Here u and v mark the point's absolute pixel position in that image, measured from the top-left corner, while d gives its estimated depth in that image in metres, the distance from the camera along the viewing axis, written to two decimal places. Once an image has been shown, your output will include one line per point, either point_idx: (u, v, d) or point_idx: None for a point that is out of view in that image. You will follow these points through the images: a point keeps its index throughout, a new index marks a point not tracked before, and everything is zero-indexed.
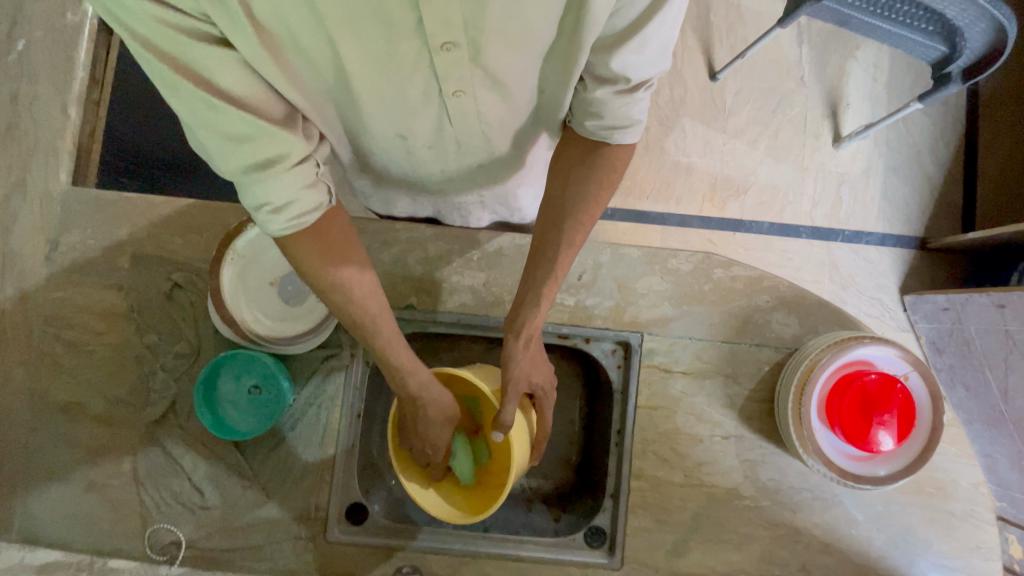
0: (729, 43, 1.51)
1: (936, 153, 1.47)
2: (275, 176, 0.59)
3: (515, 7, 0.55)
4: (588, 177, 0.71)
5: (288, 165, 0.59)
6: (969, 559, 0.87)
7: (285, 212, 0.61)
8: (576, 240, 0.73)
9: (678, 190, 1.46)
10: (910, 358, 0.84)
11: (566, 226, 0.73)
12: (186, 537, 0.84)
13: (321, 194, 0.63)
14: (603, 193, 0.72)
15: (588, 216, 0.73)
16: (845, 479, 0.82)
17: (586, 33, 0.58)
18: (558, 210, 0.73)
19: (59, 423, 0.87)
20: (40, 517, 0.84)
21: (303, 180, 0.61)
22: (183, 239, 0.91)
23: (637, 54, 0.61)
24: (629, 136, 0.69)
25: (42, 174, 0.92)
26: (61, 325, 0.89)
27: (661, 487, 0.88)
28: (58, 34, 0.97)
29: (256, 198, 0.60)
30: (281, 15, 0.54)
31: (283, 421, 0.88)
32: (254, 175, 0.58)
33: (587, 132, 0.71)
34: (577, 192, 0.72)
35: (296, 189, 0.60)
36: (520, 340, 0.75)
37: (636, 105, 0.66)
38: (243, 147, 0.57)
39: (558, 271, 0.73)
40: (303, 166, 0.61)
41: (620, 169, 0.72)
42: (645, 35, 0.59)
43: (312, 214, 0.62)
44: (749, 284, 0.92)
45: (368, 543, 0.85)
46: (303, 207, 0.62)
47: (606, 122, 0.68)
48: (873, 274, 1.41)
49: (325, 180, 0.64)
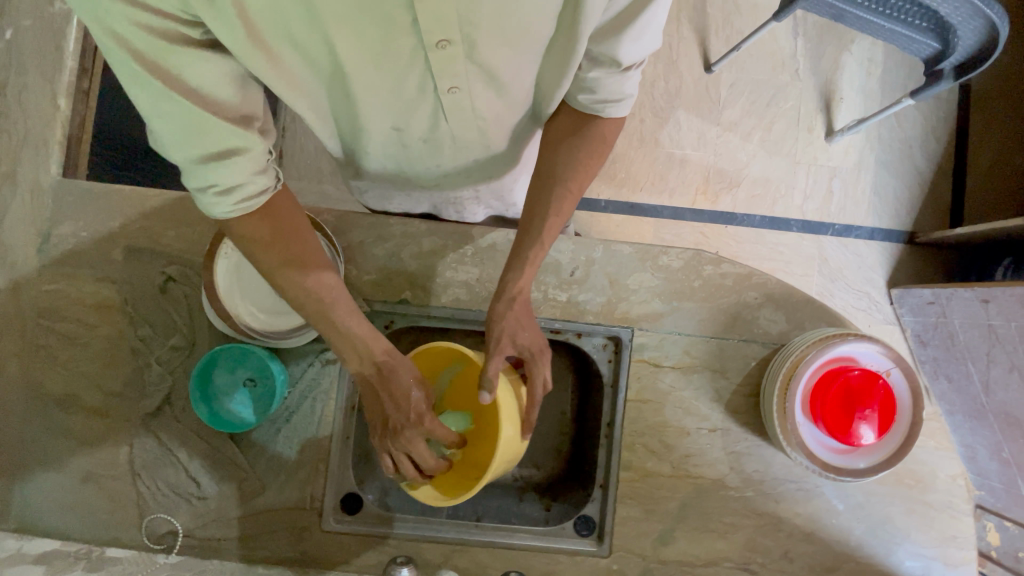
0: (724, 35, 1.50)
1: (927, 148, 1.48)
2: (230, 164, 0.58)
3: (508, 5, 0.55)
4: (580, 147, 0.73)
5: (248, 151, 0.59)
6: (945, 548, 0.90)
7: (232, 197, 0.61)
8: (563, 208, 0.75)
9: (672, 182, 1.47)
10: (892, 355, 0.86)
11: (555, 192, 0.75)
12: (184, 526, 0.86)
13: (270, 178, 0.64)
14: (590, 163, 0.74)
15: (578, 183, 0.75)
16: (827, 471, 0.85)
17: (581, 24, 0.58)
18: (547, 178, 0.76)
19: (53, 415, 0.87)
20: (36, 506, 0.85)
21: (254, 167, 0.61)
22: (174, 233, 0.91)
23: (636, 39, 0.62)
24: (619, 109, 0.70)
25: (33, 164, 0.91)
26: (54, 317, 0.89)
27: (650, 478, 0.90)
28: (46, 22, 0.94)
29: (203, 179, 0.59)
30: (278, 12, 0.54)
31: (278, 414, 0.89)
32: (205, 164, 0.58)
33: (580, 105, 0.71)
34: (567, 160, 0.74)
35: (246, 175, 0.60)
36: (503, 301, 0.77)
37: (628, 82, 0.68)
38: (199, 140, 0.56)
39: (545, 236, 0.76)
40: (258, 155, 0.60)
41: (610, 143, 0.74)
42: (644, 20, 0.60)
43: (256, 199, 0.63)
44: (738, 281, 0.93)
45: (362, 532, 0.87)
46: (250, 191, 0.62)
47: (598, 96, 0.69)
48: (861, 268, 1.44)
49: (274, 167, 0.64)
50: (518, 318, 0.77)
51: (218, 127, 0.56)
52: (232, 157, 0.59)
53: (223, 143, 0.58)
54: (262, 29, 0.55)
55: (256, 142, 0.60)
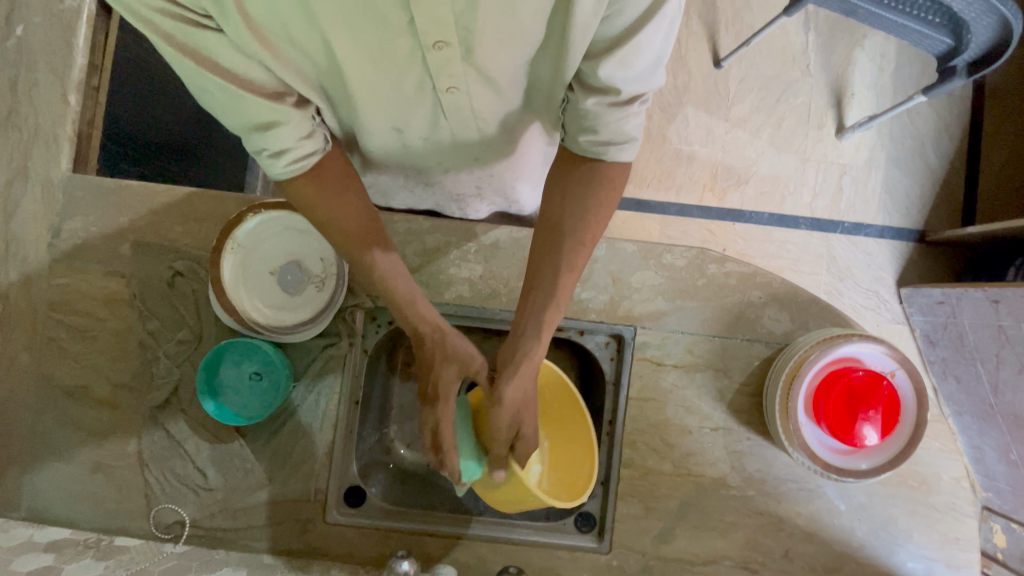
0: (734, 30, 1.49)
1: (940, 145, 1.46)
2: (273, 134, 0.61)
3: (505, 7, 0.55)
4: (586, 196, 0.69)
5: (286, 121, 0.61)
6: (949, 550, 0.90)
7: (281, 160, 0.64)
8: (576, 262, 0.71)
9: (679, 179, 1.46)
10: (896, 356, 0.85)
11: (566, 246, 0.70)
12: (190, 517, 0.87)
13: (318, 141, 0.66)
14: (601, 212, 0.70)
15: (590, 233, 0.71)
16: (829, 472, 0.84)
17: (573, 34, 0.58)
18: (554, 228, 0.72)
19: (65, 406, 0.89)
20: (48, 495, 0.87)
21: (299, 132, 0.63)
22: (182, 228, 0.92)
23: (630, 63, 0.59)
24: (623, 152, 0.67)
25: (44, 160, 0.92)
26: (65, 311, 0.90)
27: (650, 476, 0.90)
28: (56, 18, 0.94)
29: (254, 144, 0.63)
30: (275, 11, 0.55)
31: (283, 408, 0.90)
32: (253, 133, 0.62)
33: (582, 147, 0.69)
34: (574, 210, 0.70)
35: (294, 140, 0.63)
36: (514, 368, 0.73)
37: (630, 120, 0.64)
38: (241, 112, 0.60)
39: (560, 295, 0.72)
40: (301, 120, 0.63)
41: (620, 185, 0.71)
42: (638, 44, 0.57)
43: (306, 162, 0.65)
44: (741, 280, 0.93)
45: (365, 524, 0.88)
46: (301, 154, 0.64)
47: (600, 137, 0.66)
48: (870, 266, 1.43)
49: (321, 129, 0.67)
50: (522, 399, 0.74)
51: (254, 103, 0.59)
52: (274, 128, 0.61)
53: (266, 114, 0.60)
54: (260, 28, 0.56)
55: (293, 111, 0.62)
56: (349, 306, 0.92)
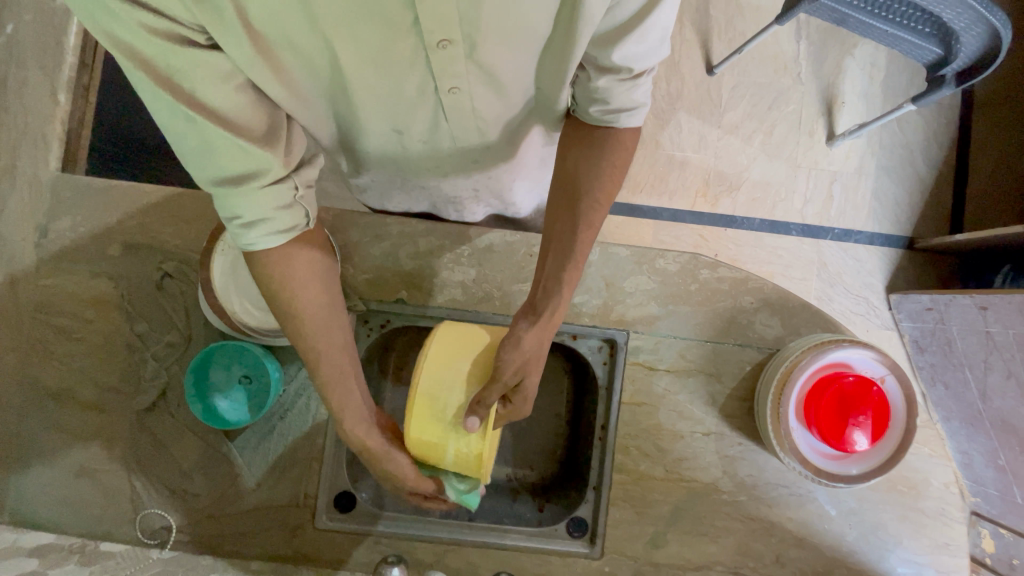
0: (727, 37, 1.50)
1: (929, 153, 1.48)
2: (245, 199, 0.59)
3: (509, 3, 0.55)
4: (601, 157, 0.71)
5: (264, 184, 0.59)
6: (938, 555, 0.91)
7: (252, 231, 0.61)
8: (593, 220, 0.73)
9: (672, 184, 1.47)
10: (887, 362, 0.86)
11: (583, 207, 0.72)
12: (177, 522, 0.86)
13: (298, 215, 0.64)
14: (614, 177, 0.72)
15: (606, 193, 0.72)
16: (819, 477, 0.84)
17: (581, 27, 0.58)
18: (569, 186, 0.73)
19: (50, 409, 0.88)
20: (31, 500, 0.86)
21: (277, 203, 0.61)
22: (172, 229, 0.91)
23: (640, 43, 0.61)
24: (634, 118, 0.69)
25: (32, 160, 0.91)
26: (51, 312, 0.89)
27: (642, 481, 0.90)
28: (47, 16, 0.93)
29: (227, 208, 0.60)
30: (276, 19, 0.54)
31: (272, 412, 0.89)
32: (227, 193, 0.59)
33: (592, 118, 0.71)
34: (592, 169, 0.72)
35: (267, 212, 0.61)
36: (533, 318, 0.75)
37: (639, 89, 0.67)
38: (215, 163, 0.57)
39: (579, 252, 0.73)
40: (280, 187, 0.60)
41: (630, 149, 0.72)
42: (648, 24, 0.59)
43: (281, 236, 0.63)
44: (734, 285, 0.93)
45: (354, 530, 0.87)
46: (274, 226, 0.62)
47: (611, 107, 0.68)
48: (860, 273, 1.44)
49: (304, 202, 0.64)
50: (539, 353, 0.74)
51: (232, 151, 0.56)
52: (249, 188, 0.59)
53: (240, 168, 0.58)
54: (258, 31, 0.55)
55: (276, 167, 0.59)
56: None
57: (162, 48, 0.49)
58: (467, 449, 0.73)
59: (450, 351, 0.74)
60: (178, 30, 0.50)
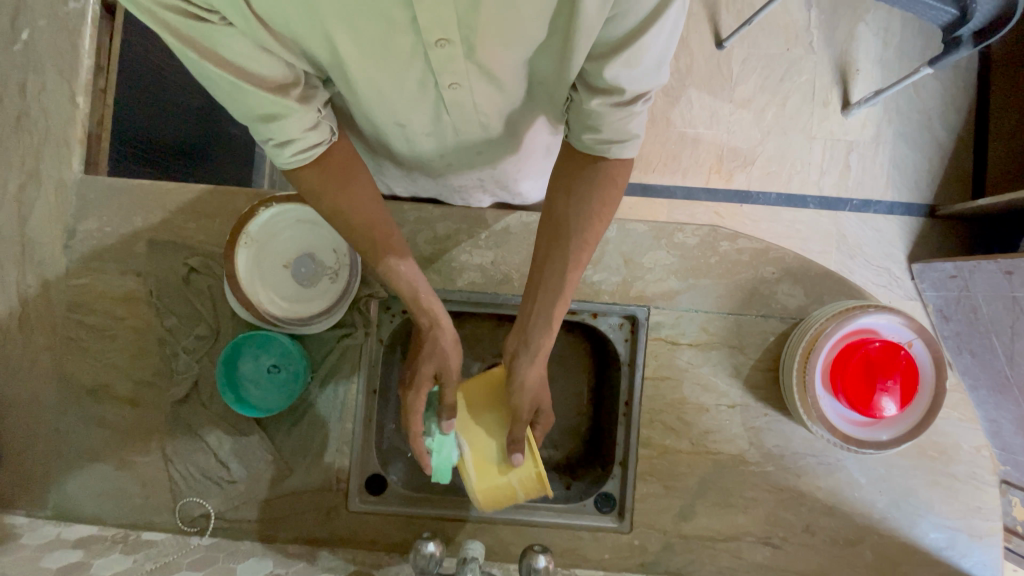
0: (735, 9, 1.48)
1: (948, 118, 1.45)
2: (278, 125, 0.60)
3: (507, 6, 0.54)
4: (589, 196, 0.69)
5: (291, 113, 0.60)
6: (971, 520, 0.90)
7: (288, 150, 0.64)
8: (581, 259, 0.72)
9: (685, 162, 1.46)
10: (914, 326, 0.85)
11: (572, 245, 0.71)
12: (215, 510, 0.88)
13: (325, 132, 0.65)
14: (604, 210, 0.70)
15: (592, 232, 0.71)
16: (848, 444, 0.84)
17: (575, 37, 0.57)
18: (559, 223, 0.72)
19: (87, 405, 0.90)
20: (75, 492, 0.89)
21: (305, 124, 0.62)
22: (195, 225, 0.93)
23: (631, 67, 0.58)
24: (627, 150, 0.67)
25: (56, 163, 0.93)
26: (82, 311, 0.91)
27: (669, 455, 0.91)
28: (61, 22, 0.95)
29: (262, 134, 0.62)
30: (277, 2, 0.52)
31: (302, 399, 0.91)
32: (260, 123, 0.61)
33: (584, 146, 0.68)
34: (578, 210, 0.70)
35: (299, 132, 0.62)
36: (527, 357, 0.75)
37: (633, 118, 0.64)
38: (246, 101, 0.59)
39: (566, 291, 0.72)
40: (305, 112, 0.62)
41: (620, 186, 0.70)
42: (642, 46, 0.56)
43: (315, 150, 0.65)
44: (754, 256, 0.93)
45: (387, 511, 0.89)
46: (307, 144, 0.64)
47: (603, 136, 0.66)
48: (881, 243, 1.42)
49: (326, 120, 0.65)
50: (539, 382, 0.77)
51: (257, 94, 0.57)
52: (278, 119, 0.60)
53: (267, 105, 0.59)
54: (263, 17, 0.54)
55: (298, 104, 0.60)
56: (362, 297, 0.93)
57: (182, 22, 0.52)
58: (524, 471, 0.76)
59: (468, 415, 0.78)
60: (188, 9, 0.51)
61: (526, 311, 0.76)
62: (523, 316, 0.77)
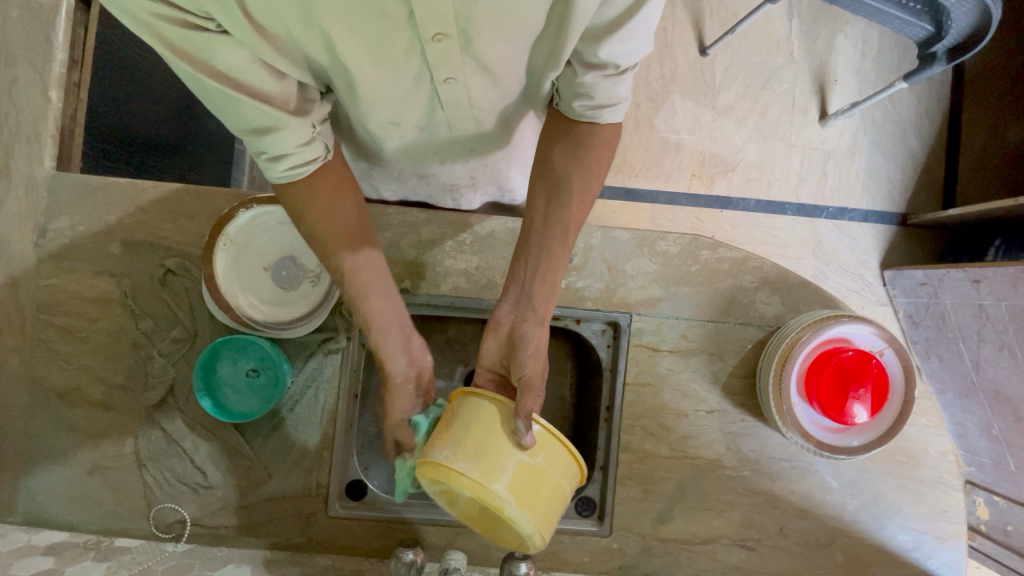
0: (719, 17, 1.50)
1: (921, 129, 1.50)
2: (270, 138, 0.59)
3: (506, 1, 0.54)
4: (587, 156, 0.69)
5: (285, 124, 0.59)
6: (936, 522, 0.93)
7: (278, 165, 0.62)
8: (576, 216, 0.72)
9: (667, 167, 1.48)
10: (885, 336, 0.88)
11: (571, 205, 0.71)
12: (191, 516, 0.87)
13: (318, 149, 0.63)
14: (597, 173, 0.71)
15: (590, 189, 0.71)
16: (821, 450, 0.87)
17: (573, 22, 0.56)
18: (558, 185, 0.71)
19: (57, 408, 0.88)
20: (44, 498, 0.86)
21: (298, 138, 0.61)
22: (173, 225, 0.91)
23: (625, 43, 0.59)
24: (615, 113, 0.68)
25: (26, 159, 0.90)
26: (54, 312, 0.89)
27: (648, 459, 0.92)
28: (34, 12, 0.91)
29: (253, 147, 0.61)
30: (274, 7, 0.52)
31: (281, 404, 0.90)
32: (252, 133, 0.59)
33: (575, 112, 0.68)
34: (578, 166, 0.70)
35: (291, 146, 0.61)
36: (531, 322, 0.73)
37: (622, 84, 0.65)
38: (238, 112, 0.57)
39: (565, 249, 0.72)
40: (299, 126, 0.60)
41: (609, 149, 0.71)
42: (636, 23, 0.57)
43: (306, 168, 0.63)
44: (734, 265, 0.94)
45: (366, 516, 0.89)
46: (298, 161, 0.62)
47: (594, 102, 0.66)
48: (855, 250, 1.46)
49: (322, 136, 0.63)
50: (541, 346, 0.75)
51: (252, 106, 0.56)
52: (272, 131, 0.59)
53: (262, 117, 0.58)
54: (259, 21, 0.52)
55: (292, 116, 0.59)
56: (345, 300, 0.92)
57: (176, 31, 0.50)
58: (551, 453, 0.64)
59: (464, 424, 0.64)
60: (185, 18, 0.50)
61: (519, 275, 0.74)
62: (516, 280, 0.74)
